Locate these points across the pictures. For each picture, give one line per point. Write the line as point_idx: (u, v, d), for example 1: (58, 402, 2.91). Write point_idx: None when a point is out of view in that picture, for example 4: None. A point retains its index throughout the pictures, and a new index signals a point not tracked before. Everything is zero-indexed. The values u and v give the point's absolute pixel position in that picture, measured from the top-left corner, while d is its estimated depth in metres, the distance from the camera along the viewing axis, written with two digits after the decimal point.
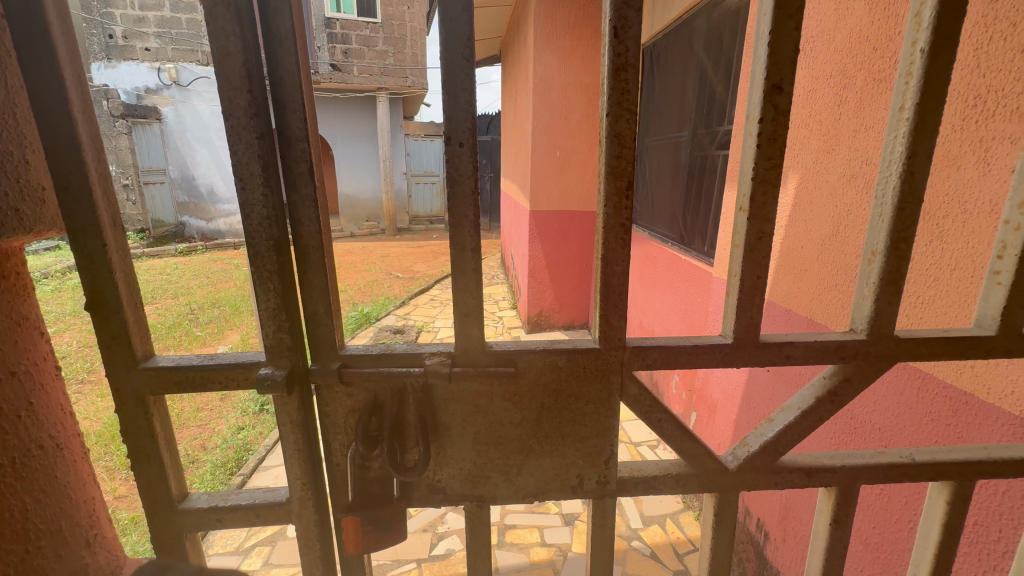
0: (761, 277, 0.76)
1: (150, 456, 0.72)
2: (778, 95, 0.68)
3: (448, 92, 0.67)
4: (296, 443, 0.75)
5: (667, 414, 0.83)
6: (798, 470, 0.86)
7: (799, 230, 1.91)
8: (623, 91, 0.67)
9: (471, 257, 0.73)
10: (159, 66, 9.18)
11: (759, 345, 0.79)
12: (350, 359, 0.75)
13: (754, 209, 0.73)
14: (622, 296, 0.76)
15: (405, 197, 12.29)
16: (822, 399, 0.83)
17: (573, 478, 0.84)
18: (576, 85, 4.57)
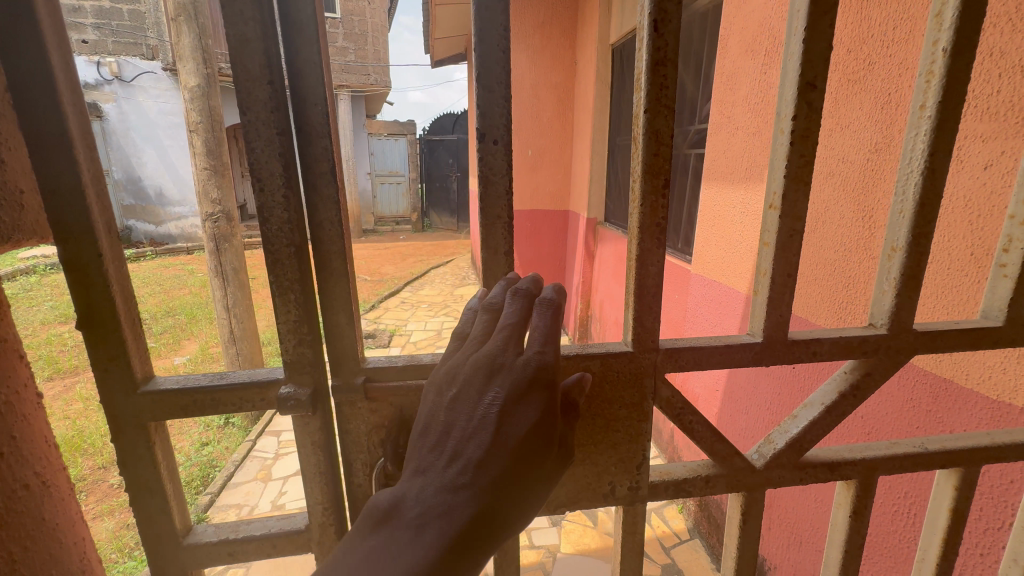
0: (791, 274, 0.76)
1: (153, 489, 0.64)
2: (812, 91, 0.68)
3: (481, 88, 0.64)
4: (317, 466, 0.68)
5: (698, 416, 0.83)
6: (822, 466, 0.87)
7: None
8: (661, 86, 0.67)
9: (504, 259, 0.72)
10: (99, 61, 8.65)
11: (788, 342, 0.79)
12: (375, 372, 0.71)
13: (786, 207, 0.73)
14: (656, 296, 0.75)
15: (370, 197, 12.02)
16: (845, 394, 0.84)
17: (605, 486, 0.82)
18: (546, 84, 4.58)
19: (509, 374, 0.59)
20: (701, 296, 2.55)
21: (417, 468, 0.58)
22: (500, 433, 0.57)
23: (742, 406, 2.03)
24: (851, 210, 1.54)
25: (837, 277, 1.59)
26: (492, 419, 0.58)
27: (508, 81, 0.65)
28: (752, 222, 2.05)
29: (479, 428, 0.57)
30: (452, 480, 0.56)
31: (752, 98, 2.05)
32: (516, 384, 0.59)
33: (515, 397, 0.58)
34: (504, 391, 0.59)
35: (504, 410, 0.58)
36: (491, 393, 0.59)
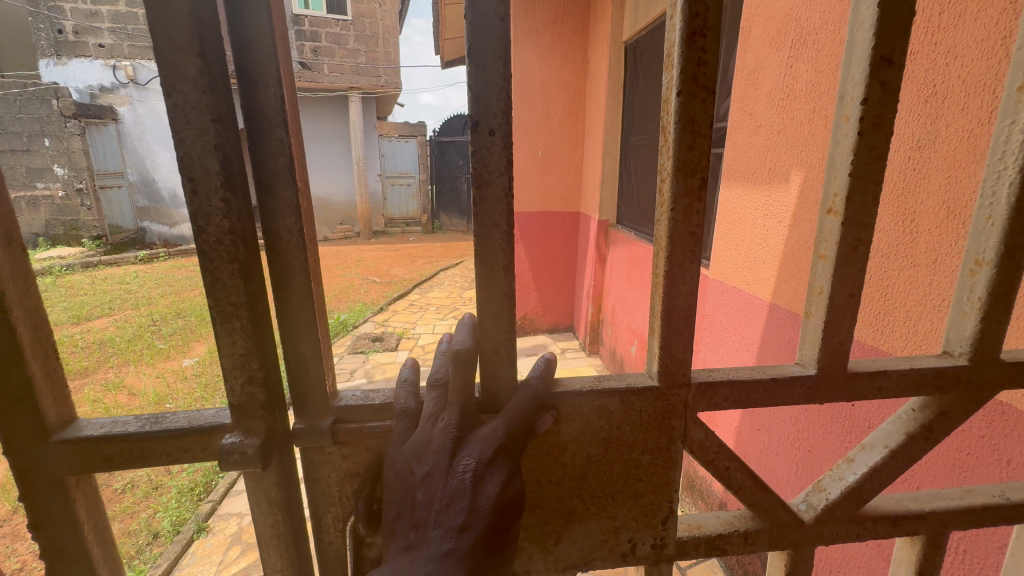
0: (854, 294, 0.66)
1: (73, 557, 0.54)
2: (888, 69, 0.58)
3: (473, 63, 0.54)
4: (275, 529, 0.56)
5: (736, 463, 0.72)
6: (882, 520, 0.75)
7: (800, 232, 1.75)
8: (699, 63, 0.55)
9: (503, 276, 0.61)
10: (114, 64, 8.76)
11: (848, 375, 0.70)
12: (344, 412, 0.67)
13: (851, 212, 0.63)
14: (689, 318, 0.64)
15: (380, 198, 12.00)
16: (916, 436, 0.72)
17: (624, 543, 0.73)
18: (556, 82, 4.44)
19: (478, 439, 0.61)
20: (719, 303, 2.39)
21: (406, 545, 0.59)
22: (476, 501, 0.59)
23: (764, 422, 1.84)
24: (887, 211, 1.31)
25: (871, 280, 1.35)
26: (468, 486, 0.59)
27: (507, 57, 0.54)
28: (776, 225, 1.90)
29: (455, 497, 0.59)
30: (441, 548, 0.58)
31: (776, 93, 1.90)
32: (486, 451, 0.60)
33: (484, 464, 0.60)
34: (474, 458, 0.60)
35: (478, 477, 0.59)
36: (461, 462, 0.60)
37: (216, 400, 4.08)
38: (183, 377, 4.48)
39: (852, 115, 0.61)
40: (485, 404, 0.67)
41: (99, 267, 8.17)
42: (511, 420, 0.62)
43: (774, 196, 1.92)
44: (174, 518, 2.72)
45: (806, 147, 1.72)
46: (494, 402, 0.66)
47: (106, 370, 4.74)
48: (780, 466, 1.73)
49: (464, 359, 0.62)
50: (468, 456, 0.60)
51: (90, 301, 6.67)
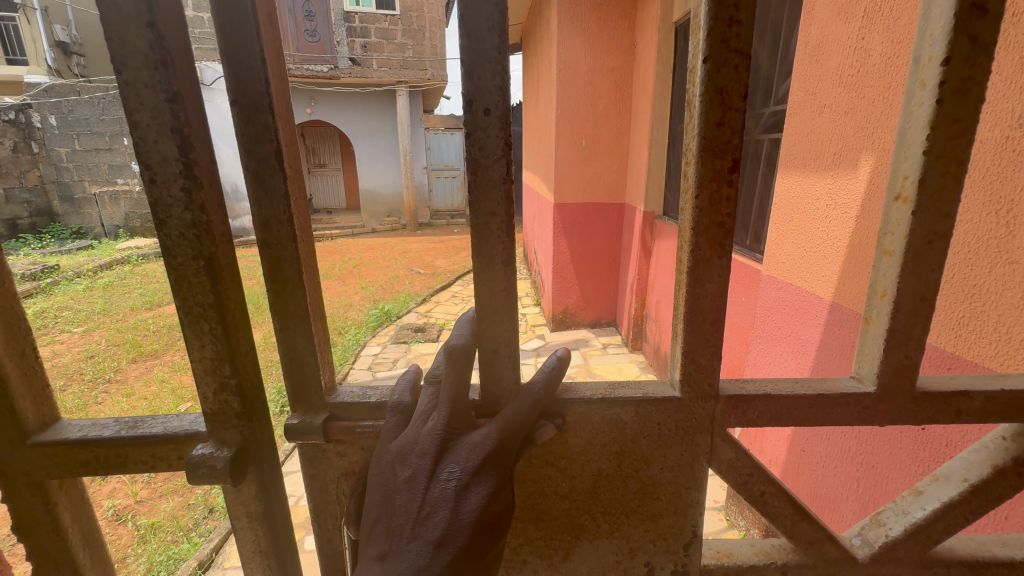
0: (926, 297, 0.59)
1: (59, 560, 0.67)
2: (982, 19, 0.50)
3: (467, 34, 0.52)
4: (257, 538, 0.65)
5: (772, 488, 0.68)
6: (959, 565, 0.72)
7: (867, 225, 1.58)
8: (731, 21, 0.49)
9: (501, 270, 0.60)
10: None
11: (916, 395, 0.64)
12: (340, 410, 0.67)
13: (926, 199, 0.56)
14: (716, 321, 0.60)
15: (426, 191, 12.28)
16: (1002, 470, 0.68)
17: (641, 566, 0.74)
18: (602, 68, 4.28)
19: (466, 445, 0.60)
20: (773, 302, 2.21)
21: (378, 554, 0.58)
22: (456, 513, 0.58)
23: (821, 432, 1.67)
24: (973, 198, 1.13)
25: (948, 279, 1.19)
26: (451, 495, 0.59)
27: (504, 25, 0.52)
28: (841, 218, 1.72)
29: (438, 507, 0.59)
30: (416, 563, 0.56)
31: (844, 70, 1.70)
32: (472, 463, 0.59)
33: (470, 474, 0.59)
34: (460, 466, 0.59)
35: (462, 486, 0.58)
36: (445, 471, 0.59)
37: (267, 382, 4.75)
38: None
39: (931, 80, 0.53)
40: (484, 407, 0.65)
41: None
42: (497, 430, 0.60)
43: (838, 187, 1.74)
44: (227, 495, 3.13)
45: (876, 132, 1.53)
46: (493, 406, 0.65)
47: (173, 352, 5.37)
48: (836, 482, 1.59)
49: (456, 358, 0.61)
50: (457, 462, 0.59)
51: (162, 288, 7.38)
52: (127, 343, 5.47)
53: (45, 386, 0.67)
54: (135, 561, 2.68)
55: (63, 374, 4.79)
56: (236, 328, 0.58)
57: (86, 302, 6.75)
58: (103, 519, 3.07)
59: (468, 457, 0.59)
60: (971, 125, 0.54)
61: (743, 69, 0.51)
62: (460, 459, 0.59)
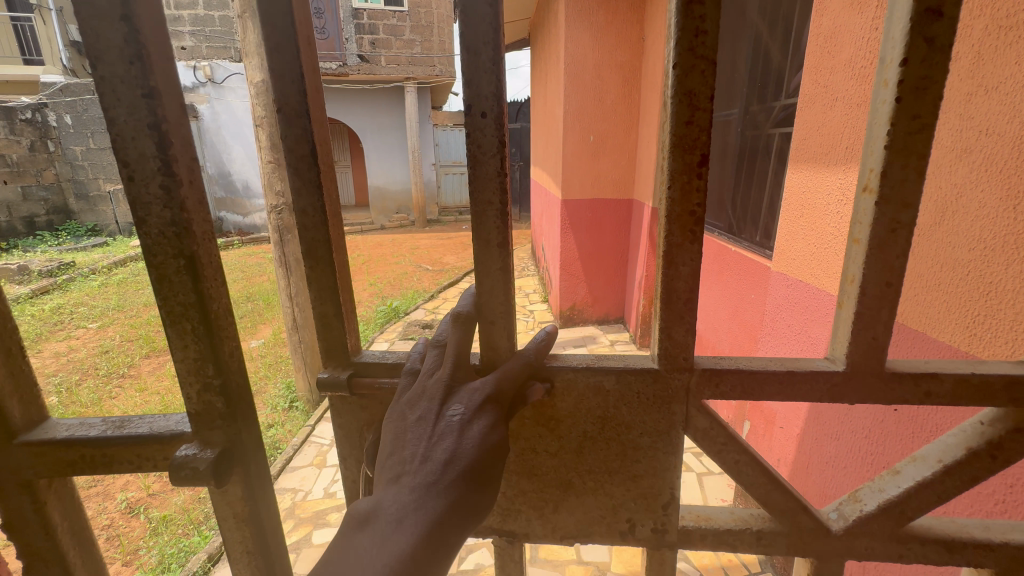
0: (891, 282, 0.62)
1: (49, 559, 0.68)
2: (935, 22, 0.53)
3: (468, 49, 0.55)
4: (244, 538, 0.65)
5: (746, 457, 0.75)
6: (937, 545, 0.74)
7: None
8: (697, 30, 0.54)
9: (498, 254, 0.64)
10: (195, 65, 10.21)
11: (885, 376, 0.67)
12: (362, 367, 0.80)
13: (888, 189, 0.59)
14: (688, 301, 0.66)
15: (434, 188, 12.41)
16: (980, 453, 0.71)
17: (623, 522, 0.82)
18: (611, 63, 4.24)
19: (468, 391, 0.68)
20: (782, 299, 2.18)
21: (393, 478, 0.66)
22: (460, 442, 0.65)
23: (829, 431, 1.66)
24: (990, 195, 1.13)
25: (966, 279, 1.19)
26: (454, 429, 0.65)
27: (498, 40, 0.55)
28: None
29: (439, 441, 0.66)
30: (425, 482, 0.64)
31: (857, 61, 1.65)
32: (474, 403, 0.67)
33: (472, 413, 0.66)
34: (463, 404, 0.67)
35: (465, 421, 0.65)
36: (451, 409, 0.67)
37: (277, 378, 4.82)
38: (251, 357, 5.22)
39: (890, 79, 0.56)
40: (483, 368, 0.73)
41: None
42: (494, 378, 0.68)
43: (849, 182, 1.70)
44: None
45: None
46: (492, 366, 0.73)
47: None
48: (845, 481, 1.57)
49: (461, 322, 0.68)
50: (460, 402, 0.67)
51: None
52: (141, 339, 5.58)
53: (32, 385, 0.67)
54: (147, 553, 2.73)
55: (78, 369, 4.89)
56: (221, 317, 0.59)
57: (101, 298, 6.86)
58: (116, 511, 3.13)
59: (469, 397, 0.67)
60: (931, 121, 0.56)
61: (709, 74, 0.56)
62: (463, 399, 0.67)
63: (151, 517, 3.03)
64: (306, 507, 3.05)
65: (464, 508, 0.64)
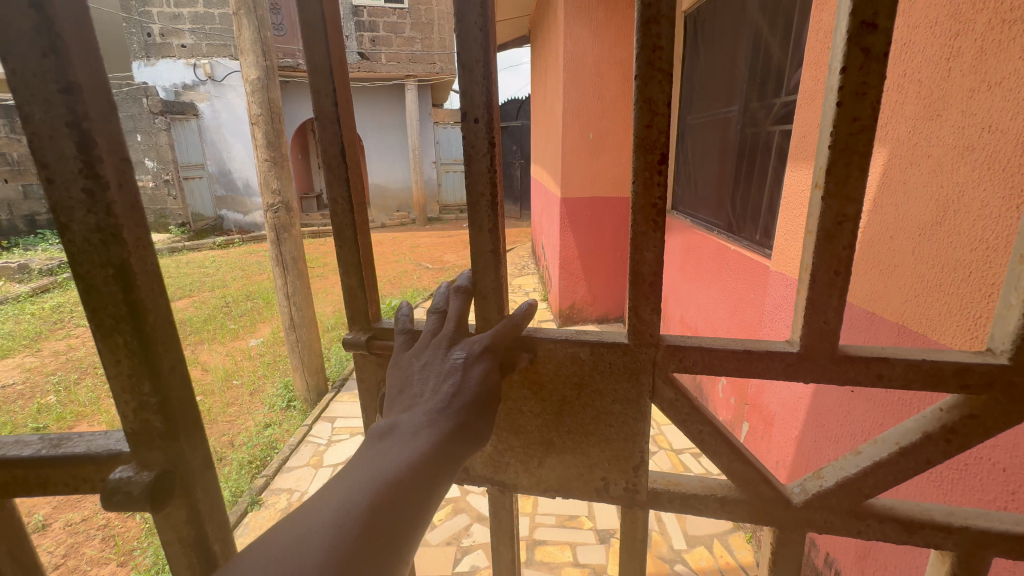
0: (838, 271, 0.67)
1: None
2: (869, 35, 0.58)
3: (461, 65, 0.74)
4: (184, 552, 0.69)
5: (709, 427, 0.84)
6: (891, 522, 0.79)
7: (881, 218, 1.49)
8: (653, 48, 0.66)
9: (488, 237, 0.81)
10: (195, 63, 10.19)
11: (836, 356, 0.72)
12: (381, 332, 0.99)
13: (832, 185, 0.65)
14: (655, 283, 0.75)
15: (435, 186, 12.41)
16: (934, 438, 0.74)
17: (599, 481, 0.91)
18: (611, 60, 4.19)
19: (467, 340, 0.81)
20: (781, 301, 2.15)
21: (404, 409, 0.76)
22: (464, 375, 0.77)
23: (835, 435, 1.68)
24: (997, 194, 1.09)
25: (970, 280, 1.14)
26: (458, 366, 0.77)
27: (487, 61, 0.73)
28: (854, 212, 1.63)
29: (448, 378, 0.76)
30: (435, 406, 0.74)
31: None
32: (476, 349, 0.79)
33: (473, 354, 0.79)
34: (465, 347, 0.80)
35: (468, 359, 0.78)
36: (455, 351, 0.79)
37: (275, 377, 4.80)
38: (249, 356, 5.21)
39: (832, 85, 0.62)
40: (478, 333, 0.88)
41: (185, 253, 9.31)
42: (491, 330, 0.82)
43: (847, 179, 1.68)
44: (233, 490, 3.19)
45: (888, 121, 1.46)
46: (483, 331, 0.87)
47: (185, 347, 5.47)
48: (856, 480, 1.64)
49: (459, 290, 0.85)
50: (463, 346, 0.80)
51: (175, 283, 7.48)
52: None
53: None
54: (142, 553, 2.71)
55: (77, 367, 4.90)
56: (152, 341, 0.62)
57: None
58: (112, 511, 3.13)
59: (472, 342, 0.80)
60: (869, 122, 0.61)
61: (666, 85, 0.67)
62: (467, 343, 0.80)
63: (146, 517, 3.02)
64: None
65: (468, 427, 0.74)
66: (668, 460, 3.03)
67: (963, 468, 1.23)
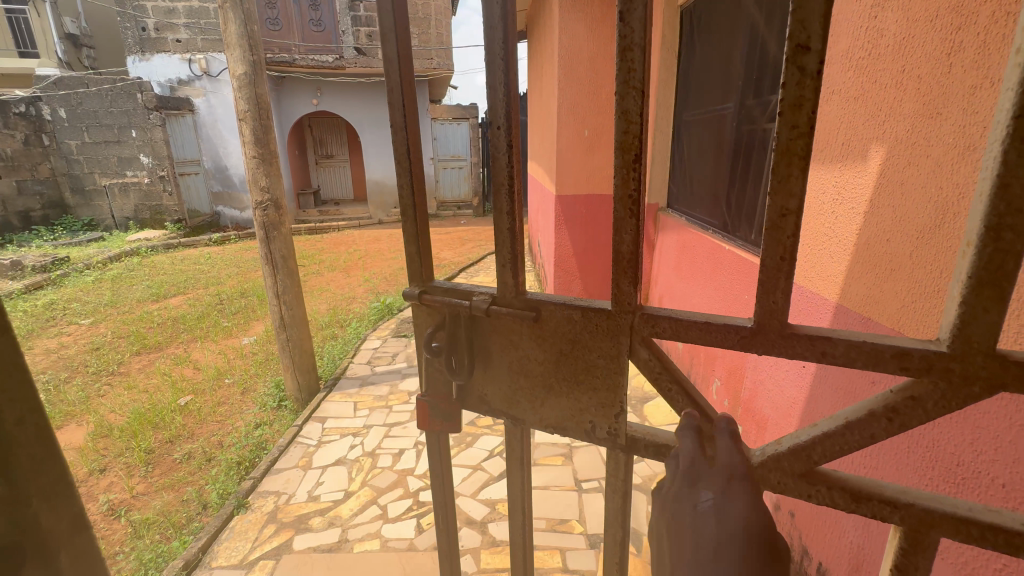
0: (784, 258, 0.68)
1: None
2: (804, 55, 0.60)
3: (489, 86, 0.93)
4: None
5: (678, 386, 0.88)
6: (839, 490, 0.75)
7: (877, 221, 1.43)
8: (628, 71, 0.75)
9: (507, 218, 0.99)
10: (190, 58, 10.10)
11: (784, 333, 0.71)
12: (430, 287, 1.14)
13: (776, 184, 0.67)
14: (632, 261, 0.83)
15: (433, 182, 12.36)
16: (877, 414, 0.70)
17: (587, 422, 1.02)
18: (606, 55, 4.10)
19: (712, 481, 0.68)
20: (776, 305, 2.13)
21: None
22: (721, 530, 0.64)
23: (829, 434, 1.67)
24: None
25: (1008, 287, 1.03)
26: (711, 518, 0.65)
27: (507, 83, 0.92)
28: (849, 215, 1.57)
29: (707, 536, 0.64)
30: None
31: (855, 51, 1.54)
32: (722, 486, 0.67)
33: (723, 500, 0.66)
34: (711, 493, 0.67)
35: (718, 509, 0.65)
36: (703, 499, 0.67)
37: (266, 376, 4.74)
38: (241, 354, 5.15)
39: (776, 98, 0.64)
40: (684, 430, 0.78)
41: (180, 249, 9.24)
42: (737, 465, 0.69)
43: (839, 180, 1.62)
44: (220, 491, 3.14)
45: (885, 119, 1.39)
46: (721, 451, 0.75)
47: (177, 345, 5.42)
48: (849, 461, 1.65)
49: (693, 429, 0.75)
50: (709, 493, 0.67)
51: (169, 280, 7.42)
52: (132, 336, 5.51)
53: None
54: (125, 558, 2.73)
55: (67, 366, 4.87)
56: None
57: (94, 294, 6.80)
58: (98, 513, 3.10)
59: (718, 487, 0.67)
60: (809, 129, 0.63)
61: (641, 99, 0.76)
62: (716, 489, 0.67)
63: (131, 521, 2.98)
64: (289, 511, 2.98)
65: None
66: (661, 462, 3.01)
67: (960, 481, 1.17)
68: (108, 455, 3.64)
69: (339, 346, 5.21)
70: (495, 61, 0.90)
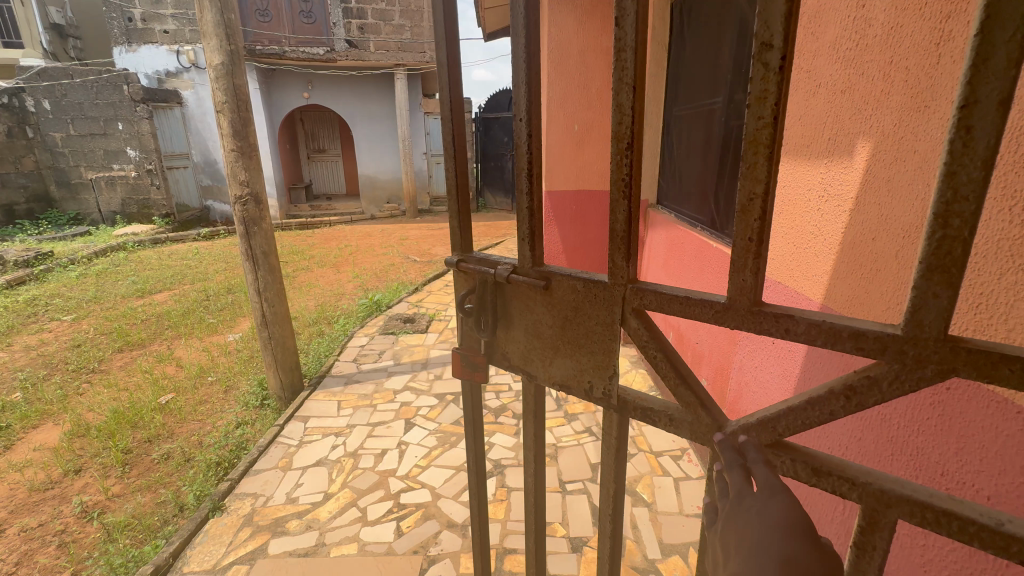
0: (750, 240, 0.63)
1: None
2: (767, 51, 0.55)
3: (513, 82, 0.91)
4: None
5: (664, 355, 0.83)
6: (801, 463, 0.69)
7: (862, 219, 1.36)
8: (622, 69, 0.72)
9: (525, 199, 0.93)
10: (178, 49, 9.91)
11: (753, 309, 0.66)
12: (467, 254, 1.13)
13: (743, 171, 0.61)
14: (627, 236, 0.79)
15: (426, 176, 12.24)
16: (835, 393, 0.64)
17: (586, 383, 0.97)
18: (596, 49, 4.00)
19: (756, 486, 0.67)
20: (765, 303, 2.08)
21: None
22: (760, 524, 0.63)
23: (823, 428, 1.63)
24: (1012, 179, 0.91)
25: (994, 284, 0.96)
26: (753, 519, 0.64)
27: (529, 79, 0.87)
28: (834, 212, 1.51)
29: (753, 537, 0.63)
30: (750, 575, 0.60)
31: (843, 42, 1.46)
32: (767, 487, 0.66)
33: (763, 496, 0.65)
34: (754, 496, 0.66)
35: (757, 506, 0.65)
36: (744, 501, 0.66)
37: (251, 374, 4.64)
38: (226, 352, 5.04)
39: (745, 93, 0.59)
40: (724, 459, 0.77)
41: (168, 244, 9.09)
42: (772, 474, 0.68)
43: (825, 176, 1.55)
44: (197, 493, 3.05)
45: (871, 112, 1.32)
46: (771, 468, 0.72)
47: (160, 342, 5.30)
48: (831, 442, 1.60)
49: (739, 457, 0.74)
50: (752, 496, 0.66)
51: (155, 275, 7.28)
52: (114, 332, 5.40)
53: None
54: (95, 563, 2.64)
55: (47, 364, 4.76)
56: None
57: (78, 289, 6.66)
58: (70, 516, 3.00)
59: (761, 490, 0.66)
60: (773, 115, 0.57)
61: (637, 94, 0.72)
62: (758, 491, 0.66)
63: (105, 523, 2.89)
64: (265, 514, 2.89)
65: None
66: (647, 462, 2.96)
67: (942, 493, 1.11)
68: (85, 454, 3.55)
69: (325, 344, 5.10)
70: (517, 63, 0.87)
